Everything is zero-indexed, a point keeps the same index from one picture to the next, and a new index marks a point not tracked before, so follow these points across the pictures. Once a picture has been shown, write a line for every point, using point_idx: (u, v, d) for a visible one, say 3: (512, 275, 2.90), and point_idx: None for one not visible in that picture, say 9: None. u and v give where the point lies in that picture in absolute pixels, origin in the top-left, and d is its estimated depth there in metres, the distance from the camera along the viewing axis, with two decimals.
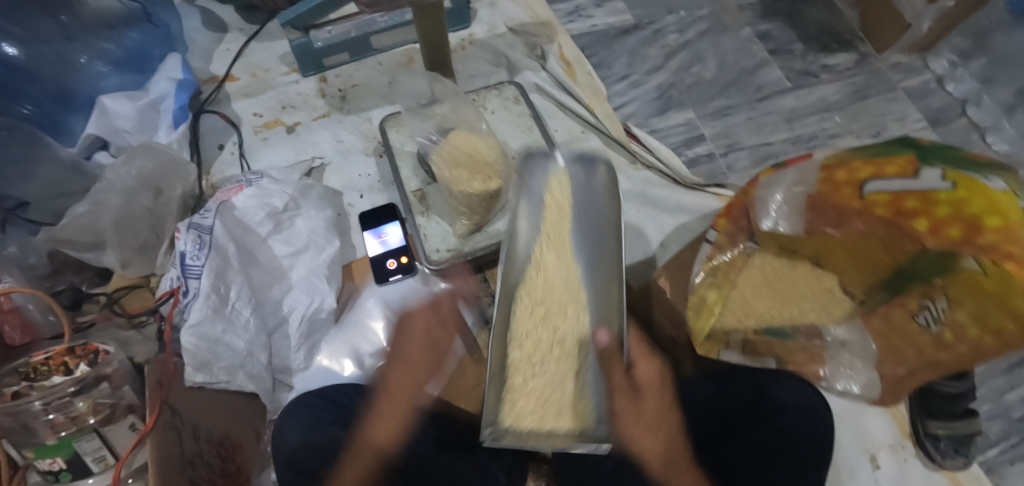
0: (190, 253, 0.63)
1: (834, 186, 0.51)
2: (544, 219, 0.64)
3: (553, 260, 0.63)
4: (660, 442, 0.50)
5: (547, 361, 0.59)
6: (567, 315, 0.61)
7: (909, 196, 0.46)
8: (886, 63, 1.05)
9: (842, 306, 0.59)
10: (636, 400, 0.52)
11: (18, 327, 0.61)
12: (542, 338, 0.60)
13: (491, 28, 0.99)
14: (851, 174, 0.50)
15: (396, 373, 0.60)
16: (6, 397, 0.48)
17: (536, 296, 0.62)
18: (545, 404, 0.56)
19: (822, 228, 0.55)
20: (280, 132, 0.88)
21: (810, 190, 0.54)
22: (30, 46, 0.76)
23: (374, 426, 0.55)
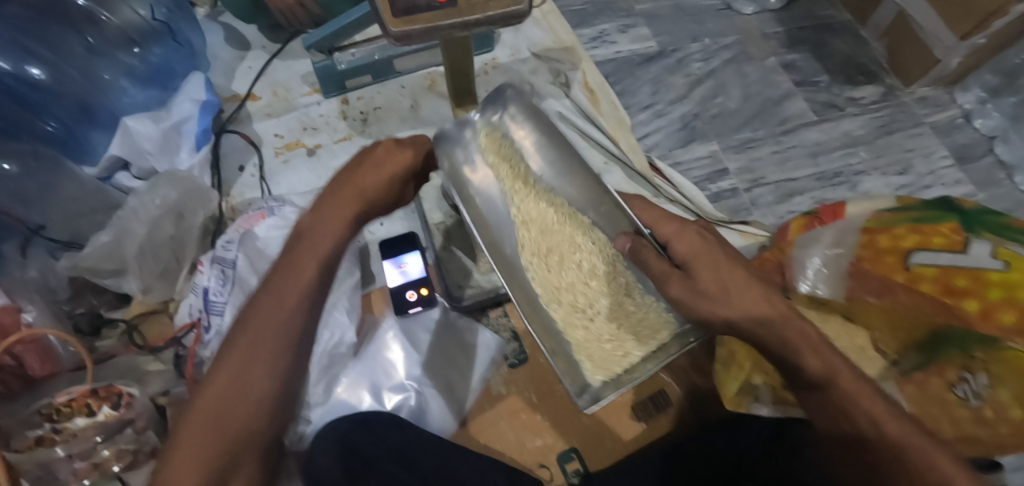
0: (213, 288, 0.65)
1: (878, 252, 0.56)
2: (500, 181, 0.57)
3: (535, 208, 0.58)
4: (757, 311, 0.46)
5: (590, 296, 0.57)
6: (579, 249, 0.58)
7: (959, 274, 0.52)
8: (911, 96, 1.03)
9: (874, 364, 0.58)
10: (705, 286, 0.46)
11: (37, 357, 0.60)
12: (573, 281, 0.58)
13: (514, 52, 0.97)
14: (895, 242, 0.55)
15: (325, 215, 0.51)
16: (33, 442, 0.49)
17: (542, 238, 0.58)
18: (620, 341, 0.54)
19: (864, 297, 0.57)
20: (301, 155, 0.88)
21: (852, 252, 0.57)
22: (56, 67, 0.75)
23: (279, 287, 0.49)
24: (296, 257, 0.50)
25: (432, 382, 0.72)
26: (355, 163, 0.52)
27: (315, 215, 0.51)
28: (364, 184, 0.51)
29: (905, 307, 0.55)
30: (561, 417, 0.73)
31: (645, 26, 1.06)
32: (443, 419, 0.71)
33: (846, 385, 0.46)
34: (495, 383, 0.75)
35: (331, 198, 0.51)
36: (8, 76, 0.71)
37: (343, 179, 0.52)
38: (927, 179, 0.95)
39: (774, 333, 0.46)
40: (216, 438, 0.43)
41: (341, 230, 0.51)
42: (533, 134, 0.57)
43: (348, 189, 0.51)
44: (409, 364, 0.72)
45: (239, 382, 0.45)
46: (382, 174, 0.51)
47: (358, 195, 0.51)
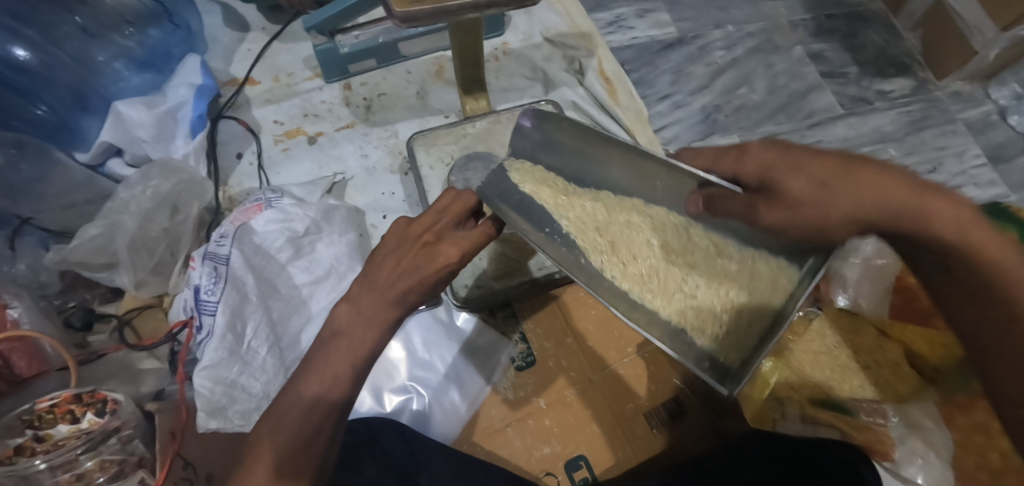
0: (204, 287, 0.61)
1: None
2: (540, 199, 0.54)
3: (583, 209, 0.54)
4: (877, 197, 0.37)
5: (684, 275, 0.49)
6: (642, 231, 0.51)
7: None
8: (944, 91, 0.97)
9: (909, 384, 0.55)
10: (799, 200, 0.38)
11: (25, 356, 0.56)
12: (654, 265, 0.50)
13: (526, 38, 0.93)
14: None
15: (360, 318, 0.44)
16: (12, 451, 0.46)
17: (605, 230, 0.53)
18: (739, 307, 0.45)
19: None
20: (302, 143, 0.84)
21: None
22: (44, 50, 0.70)
23: (308, 375, 0.43)
24: (328, 354, 0.44)
25: (434, 384, 0.71)
26: (384, 254, 0.47)
27: (351, 305, 0.45)
28: (395, 286, 0.45)
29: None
30: (571, 427, 0.69)
31: (665, 12, 1.01)
32: (446, 422, 0.69)
33: (982, 243, 0.37)
34: (502, 387, 0.71)
35: (362, 296, 0.45)
36: None
37: (369, 279, 0.46)
38: (959, 179, 0.90)
39: (890, 216, 0.37)
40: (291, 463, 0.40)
41: (378, 334, 0.45)
42: (557, 157, 0.57)
43: (378, 292, 0.45)
44: (411, 364, 0.71)
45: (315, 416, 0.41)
46: (411, 276, 0.45)
47: (390, 294, 0.45)
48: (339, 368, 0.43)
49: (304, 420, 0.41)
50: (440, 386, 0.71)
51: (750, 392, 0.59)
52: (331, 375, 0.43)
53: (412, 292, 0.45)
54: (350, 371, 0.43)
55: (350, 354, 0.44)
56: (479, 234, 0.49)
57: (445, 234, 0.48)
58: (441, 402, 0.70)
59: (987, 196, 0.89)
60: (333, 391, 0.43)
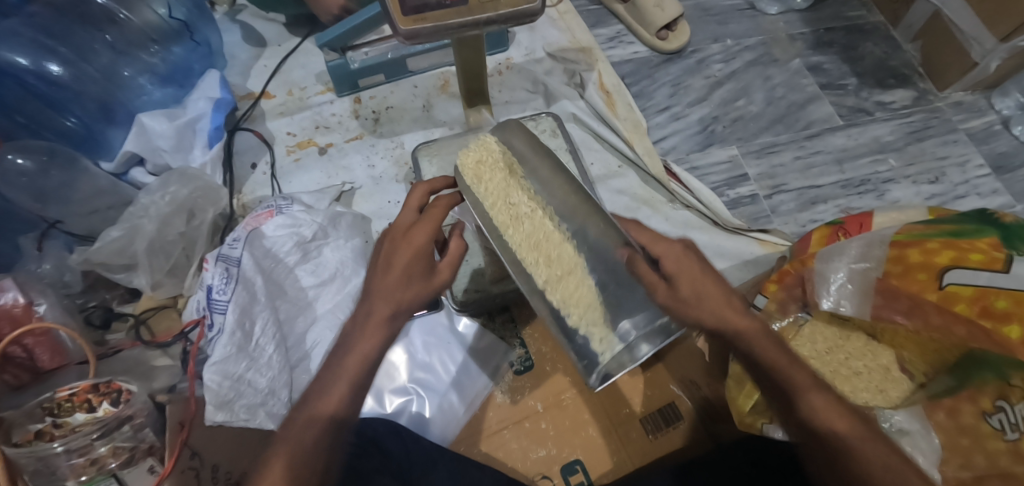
0: (216, 286, 0.64)
1: (908, 269, 0.51)
2: (483, 178, 0.58)
3: (500, 181, 0.57)
4: (720, 314, 0.44)
5: (549, 258, 0.52)
6: (532, 213, 0.54)
7: (999, 295, 0.46)
8: (945, 102, 0.98)
9: (900, 387, 0.55)
10: (685, 297, 0.44)
11: (48, 350, 0.60)
12: (525, 244, 0.53)
13: (529, 53, 0.96)
14: (927, 258, 0.50)
15: (359, 324, 0.46)
16: (33, 435, 0.49)
17: (480, 157, 0.59)
18: (577, 292, 0.49)
19: (892, 315, 0.53)
20: (313, 153, 0.88)
21: (880, 269, 0.52)
22: (75, 66, 0.76)
23: (320, 393, 0.44)
24: (331, 369, 0.45)
25: (435, 385, 0.72)
26: (379, 264, 0.48)
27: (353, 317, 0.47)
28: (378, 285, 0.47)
29: (934, 329, 0.51)
30: (567, 429, 0.70)
31: None
32: (447, 424, 0.71)
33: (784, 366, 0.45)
34: (500, 390, 0.73)
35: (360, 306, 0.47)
36: (29, 73, 0.71)
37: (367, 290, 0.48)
38: (961, 188, 0.90)
39: (725, 329, 0.45)
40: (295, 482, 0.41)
41: (376, 334, 0.46)
42: (516, 145, 0.59)
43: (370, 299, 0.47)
44: (412, 366, 0.73)
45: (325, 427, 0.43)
46: (394, 274, 0.47)
47: (382, 297, 0.46)
48: (334, 393, 0.44)
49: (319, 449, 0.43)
50: (440, 389, 0.72)
51: (739, 398, 0.60)
52: (335, 398, 0.44)
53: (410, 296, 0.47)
54: (350, 385, 0.44)
55: (353, 371, 0.45)
56: (436, 212, 0.51)
57: (409, 221, 0.51)
58: (439, 404, 0.71)
59: (991, 205, 0.89)
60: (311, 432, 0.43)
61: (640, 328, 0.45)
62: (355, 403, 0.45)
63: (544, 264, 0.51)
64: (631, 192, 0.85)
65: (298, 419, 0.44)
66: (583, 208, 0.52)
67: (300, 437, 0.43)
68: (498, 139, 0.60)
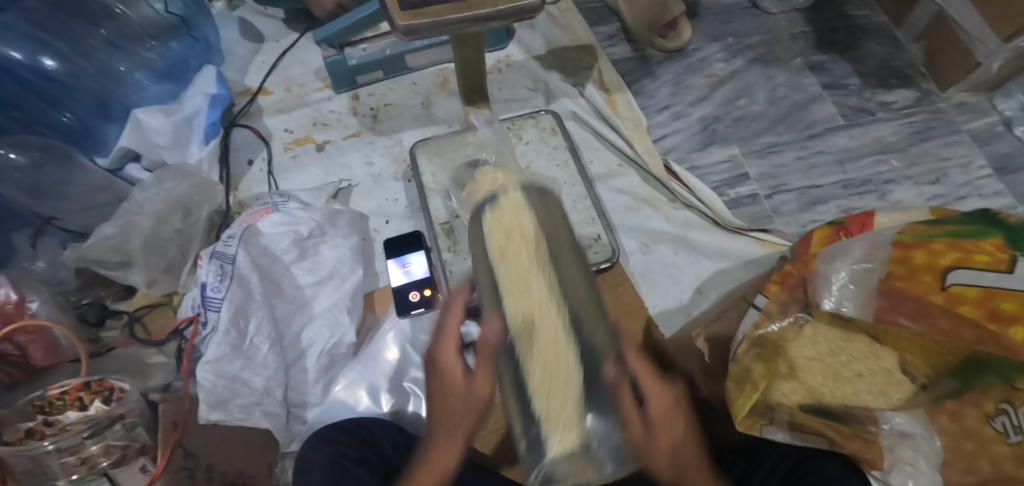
0: (210, 284, 0.63)
1: (912, 270, 0.48)
2: (504, 255, 0.60)
3: (522, 261, 0.60)
4: (672, 459, 0.52)
5: (541, 365, 0.54)
6: (544, 310, 0.57)
7: (1006, 296, 0.42)
8: (948, 102, 0.97)
9: (903, 390, 0.54)
10: (656, 445, 0.51)
11: (41, 348, 0.59)
12: (528, 343, 0.56)
13: (530, 51, 0.95)
14: (932, 258, 0.47)
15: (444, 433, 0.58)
16: (23, 433, 0.48)
17: (508, 232, 0.62)
18: (561, 410, 0.52)
19: (897, 319, 0.49)
20: (311, 151, 0.87)
21: (884, 269, 0.50)
22: (70, 60, 0.75)
23: None
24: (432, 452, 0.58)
25: None
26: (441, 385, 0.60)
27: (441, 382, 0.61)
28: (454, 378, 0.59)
29: (942, 332, 0.46)
30: None
31: None
32: None
33: None
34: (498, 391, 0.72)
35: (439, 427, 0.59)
36: (23, 68, 0.71)
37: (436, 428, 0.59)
38: (964, 189, 0.90)
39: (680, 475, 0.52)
40: None
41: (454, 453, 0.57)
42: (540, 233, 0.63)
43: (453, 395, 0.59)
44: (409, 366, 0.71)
45: None
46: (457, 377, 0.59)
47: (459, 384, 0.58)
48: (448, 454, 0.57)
49: None
50: None
51: (739, 399, 0.53)
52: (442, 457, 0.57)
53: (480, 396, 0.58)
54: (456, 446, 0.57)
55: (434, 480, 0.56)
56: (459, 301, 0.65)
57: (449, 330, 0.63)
58: None
59: (994, 206, 0.88)
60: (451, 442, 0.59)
61: (605, 436, 0.51)
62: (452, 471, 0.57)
63: (541, 368, 0.54)
64: (631, 191, 0.85)
65: None
66: (592, 322, 0.58)
67: None
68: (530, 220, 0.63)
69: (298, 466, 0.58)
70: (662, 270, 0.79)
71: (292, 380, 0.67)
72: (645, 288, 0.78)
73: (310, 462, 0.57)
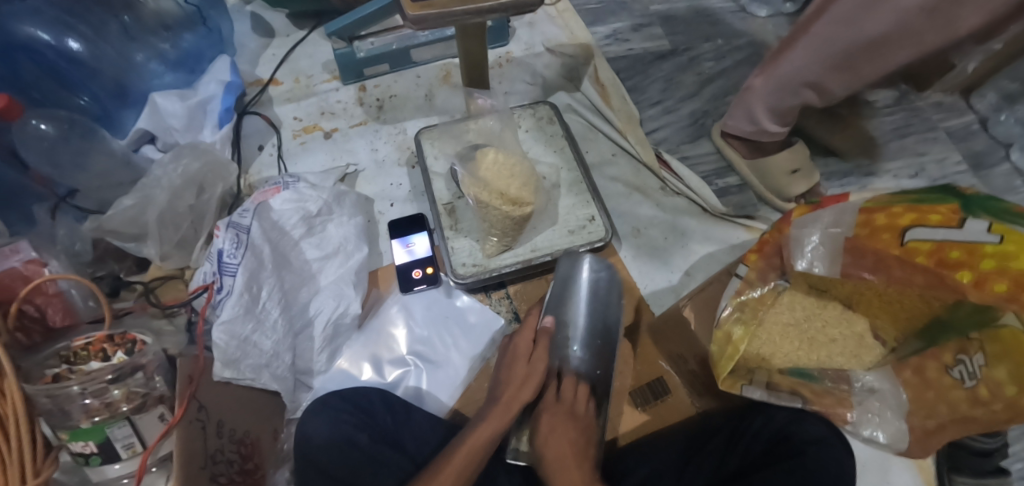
0: (226, 251, 0.65)
1: (874, 230, 0.50)
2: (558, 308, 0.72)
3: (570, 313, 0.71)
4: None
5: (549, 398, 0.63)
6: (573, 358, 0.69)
7: (954, 246, 0.46)
8: (926, 102, 1.03)
9: (873, 353, 0.58)
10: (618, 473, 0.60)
11: (59, 310, 0.63)
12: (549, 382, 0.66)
13: (529, 47, 1.00)
14: (892, 220, 0.49)
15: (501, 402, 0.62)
16: (50, 378, 0.50)
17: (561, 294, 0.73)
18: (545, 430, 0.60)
19: (859, 273, 0.52)
20: (318, 137, 0.91)
21: (850, 232, 0.52)
22: (93, 44, 0.78)
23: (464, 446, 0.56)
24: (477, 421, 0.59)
25: (433, 358, 0.75)
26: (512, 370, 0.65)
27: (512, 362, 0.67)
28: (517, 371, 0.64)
29: (897, 284, 0.51)
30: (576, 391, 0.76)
31: (658, 26, 1.08)
32: (443, 396, 0.73)
33: None
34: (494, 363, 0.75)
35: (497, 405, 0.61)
36: (50, 49, 0.74)
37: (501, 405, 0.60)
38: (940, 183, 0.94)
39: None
40: None
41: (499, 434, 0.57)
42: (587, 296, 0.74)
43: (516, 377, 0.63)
44: (410, 340, 0.75)
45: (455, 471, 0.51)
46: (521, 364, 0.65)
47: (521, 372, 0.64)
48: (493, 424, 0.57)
49: None
50: (436, 361, 0.75)
51: (721, 360, 0.56)
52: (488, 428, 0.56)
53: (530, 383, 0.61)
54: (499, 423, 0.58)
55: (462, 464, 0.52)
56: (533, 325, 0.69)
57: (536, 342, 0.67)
58: (437, 375, 0.74)
59: None
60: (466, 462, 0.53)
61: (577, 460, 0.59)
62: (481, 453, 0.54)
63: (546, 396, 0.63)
64: (624, 178, 0.89)
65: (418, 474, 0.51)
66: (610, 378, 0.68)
67: None
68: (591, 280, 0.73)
69: (297, 434, 0.61)
70: (652, 253, 0.83)
71: (299, 346, 0.70)
72: (636, 270, 0.82)
73: (312, 433, 0.60)
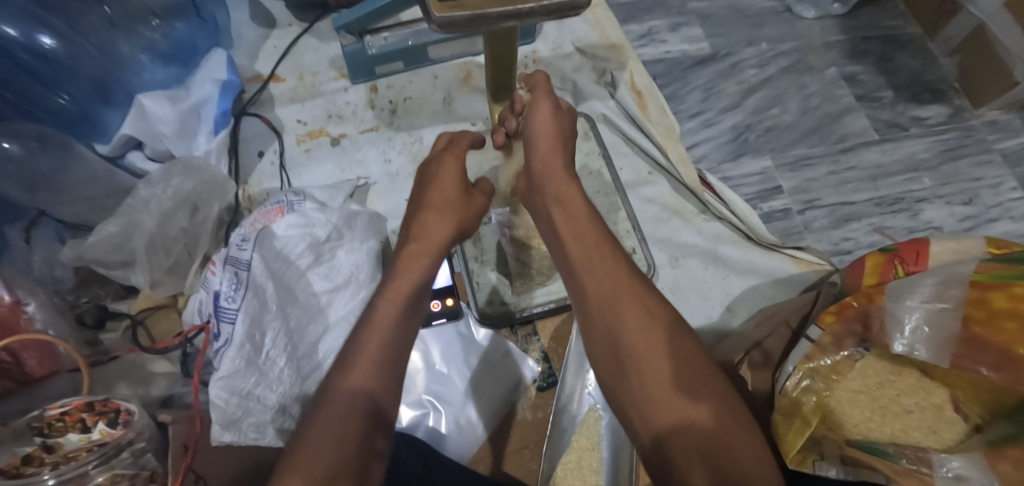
0: (225, 293, 0.59)
1: (992, 314, 0.48)
2: None
3: None
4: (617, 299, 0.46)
5: (574, 452, 0.65)
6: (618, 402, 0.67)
7: None
8: (981, 120, 0.95)
9: (954, 428, 0.54)
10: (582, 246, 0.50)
11: (37, 355, 0.54)
12: (582, 434, 0.66)
13: (557, 47, 0.90)
14: (1014, 303, 0.47)
15: (413, 253, 0.52)
16: (19, 460, 0.43)
17: None
18: (566, 471, 0.64)
19: (976, 368, 0.50)
20: (325, 144, 0.82)
21: (959, 310, 0.50)
22: (69, 40, 0.68)
23: (348, 372, 0.43)
24: (363, 332, 0.46)
25: (453, 398, 0.67)
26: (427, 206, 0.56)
27: (437, 212, 0.55)
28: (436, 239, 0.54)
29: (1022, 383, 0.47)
30: None
31: (697, 26, 1.00)
32: (466, 446, 0.65)
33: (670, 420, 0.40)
34: (521, 407, 0.68)
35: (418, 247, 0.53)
36: (18, 46, 0.65)
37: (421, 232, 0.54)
38: (994, 211, 0.87)
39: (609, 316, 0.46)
40: (342, 409, 0.41)
41: (428, 266, 0.52)
42: None
43: (425, 246, 0.53)
44: (430, 378, 0.68)
45: (380, 362, 0.44)
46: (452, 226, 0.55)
47: (435, 250, 0.54)
48: (412, 274, 0.51)
49: (344, 421, 0.40)
50: (458, 403, 0.67)
51: (786, 433, 0.51)
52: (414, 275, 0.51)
53: (462, 220, 0.56)
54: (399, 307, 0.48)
55: (382, 337, 0.45)
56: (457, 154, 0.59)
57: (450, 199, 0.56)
58: (457, 421, 0.66)
59: None
60: (346, 424, 0.40)
61: None
62: (386, 362, 0.44)
63: (578, 446, 0.65)
64: (661, 200, 0.81)
65: (326, 401, 0.41)
66: None
67: (318, 438, 0.39)
68: None
69: None
70: (690, 285, 0.75)
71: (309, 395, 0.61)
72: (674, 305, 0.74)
73: None
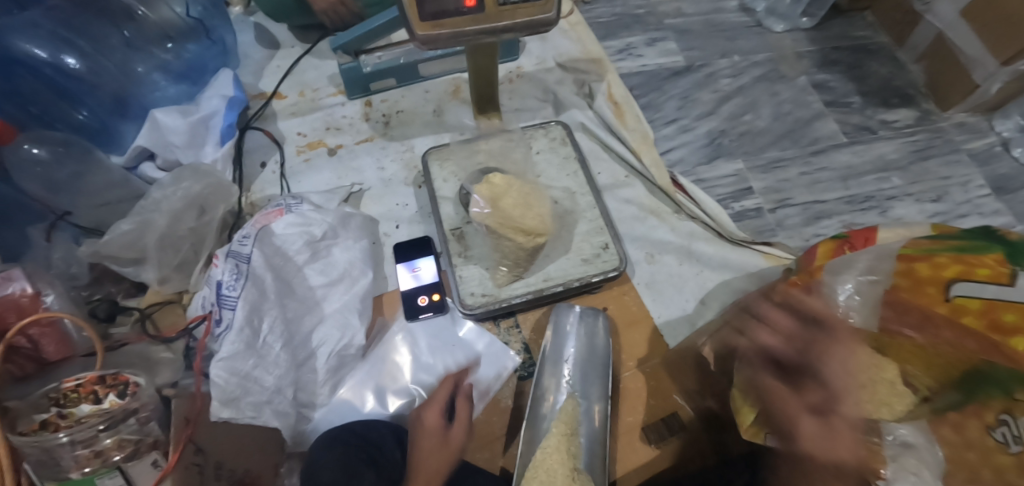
0: (226, 283, 0.64)
1: (918, 282, 0.53)
2: (581, 343, 0.72)
3: (583, 350, 0.72)
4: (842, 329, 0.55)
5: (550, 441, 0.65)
6: (591, 392, 0.69)
7: (1007, 309, 0.47)
8: (949, 122, 0.99)
9: (906, 401, 0.55)
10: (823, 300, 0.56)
11: (54, 341, 0.59)
12: (560, 422, 0.66)
13: (540, 62, 0.97)
14: (935, 272, 0.52)
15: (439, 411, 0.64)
16: (37, 425, 0.48)
17: (589, 330, 0.73)
18: (544, 456, 0.64)
19: (902, 331, 0.56)
20: (322, 154, 0.88)
21: (888, 282, 0.56)
22: (92, 58, 0.76)
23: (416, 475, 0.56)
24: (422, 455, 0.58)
25: None
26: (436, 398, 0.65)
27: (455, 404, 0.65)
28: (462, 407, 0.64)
29: (946, 344, 0.52)
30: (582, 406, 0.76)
31: (673, 41, 1.06)
32: None
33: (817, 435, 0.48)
34: (504, 395, 0.71)
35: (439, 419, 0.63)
36: (46, 66, 0.72)
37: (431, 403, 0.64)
38: (963, 208, 0.90)
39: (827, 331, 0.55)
40: None
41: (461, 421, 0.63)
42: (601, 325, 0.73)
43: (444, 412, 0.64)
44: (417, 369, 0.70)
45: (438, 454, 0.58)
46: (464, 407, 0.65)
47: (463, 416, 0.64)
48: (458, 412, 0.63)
49: None
50: None
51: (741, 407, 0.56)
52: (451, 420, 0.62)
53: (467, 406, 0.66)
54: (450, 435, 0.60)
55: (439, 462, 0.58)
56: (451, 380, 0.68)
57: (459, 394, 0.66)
58: None
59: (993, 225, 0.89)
60: None
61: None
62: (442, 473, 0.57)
63: (559, 434, 0.65)
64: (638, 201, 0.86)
65: None
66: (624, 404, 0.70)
67: None
68: (602, 320, 0.74)
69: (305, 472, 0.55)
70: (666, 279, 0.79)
71: (301, 379, 0.66)
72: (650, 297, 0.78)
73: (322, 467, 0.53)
